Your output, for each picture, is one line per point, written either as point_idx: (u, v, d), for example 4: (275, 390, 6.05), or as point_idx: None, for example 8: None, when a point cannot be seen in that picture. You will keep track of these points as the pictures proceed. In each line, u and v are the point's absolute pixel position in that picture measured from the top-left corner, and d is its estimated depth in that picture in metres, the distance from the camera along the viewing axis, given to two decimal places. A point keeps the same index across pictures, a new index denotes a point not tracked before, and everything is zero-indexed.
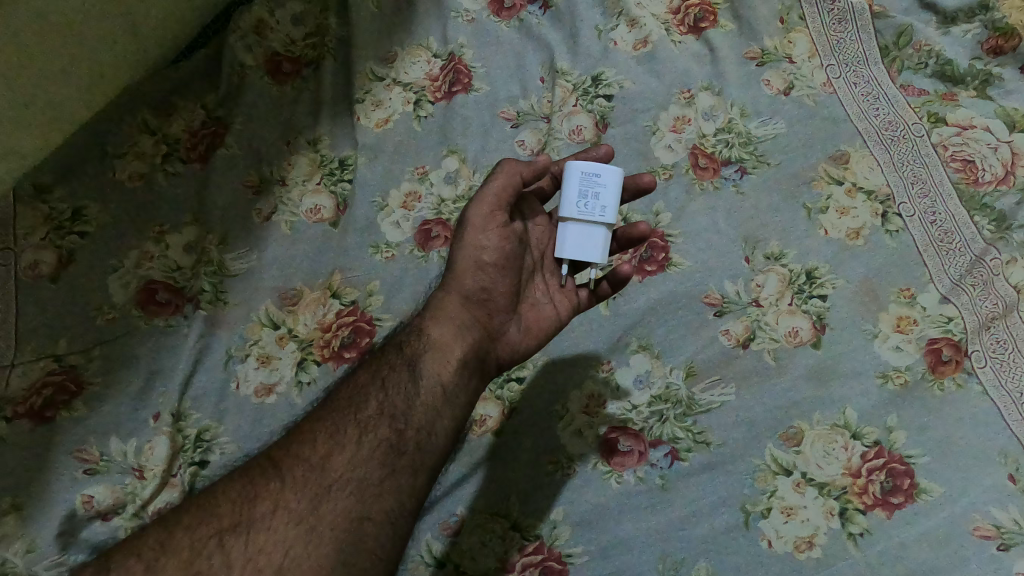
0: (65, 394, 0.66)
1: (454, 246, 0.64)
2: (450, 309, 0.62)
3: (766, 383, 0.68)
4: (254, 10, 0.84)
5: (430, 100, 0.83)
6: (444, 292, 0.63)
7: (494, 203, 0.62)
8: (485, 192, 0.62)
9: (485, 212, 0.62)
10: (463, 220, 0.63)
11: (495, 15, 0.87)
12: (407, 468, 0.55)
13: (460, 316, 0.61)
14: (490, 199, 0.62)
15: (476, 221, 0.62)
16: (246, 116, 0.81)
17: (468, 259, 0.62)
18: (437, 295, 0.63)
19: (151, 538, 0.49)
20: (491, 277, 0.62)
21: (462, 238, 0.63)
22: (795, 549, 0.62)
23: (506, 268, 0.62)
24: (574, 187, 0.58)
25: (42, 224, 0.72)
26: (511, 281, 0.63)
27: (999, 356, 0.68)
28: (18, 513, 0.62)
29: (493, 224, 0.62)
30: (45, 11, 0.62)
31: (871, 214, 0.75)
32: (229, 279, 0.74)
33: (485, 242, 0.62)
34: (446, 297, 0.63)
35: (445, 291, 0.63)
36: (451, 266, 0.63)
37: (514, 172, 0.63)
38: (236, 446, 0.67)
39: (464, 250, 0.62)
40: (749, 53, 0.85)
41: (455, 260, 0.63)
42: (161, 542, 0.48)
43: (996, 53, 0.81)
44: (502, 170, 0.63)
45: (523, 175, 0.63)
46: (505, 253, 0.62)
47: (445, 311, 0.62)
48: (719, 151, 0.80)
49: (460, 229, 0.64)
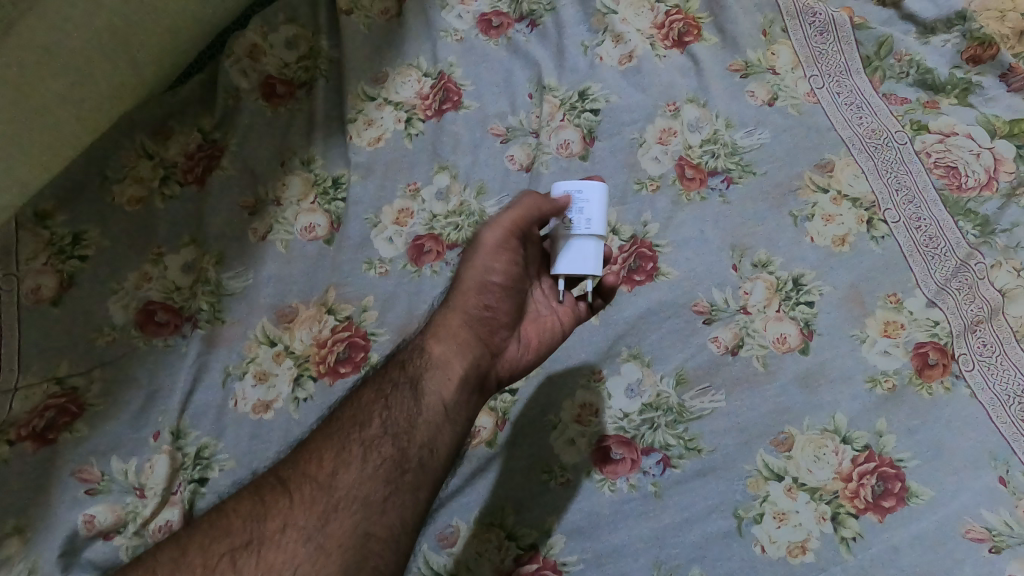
0: (67, 416, 0.68)
1: (462, 265, 0.65)
2: (455, 326, 0.62)
3: (756, 389, 0.69)
4: (248, 35, 0.86)
5: (420, 119, 0.85)
6: (448, 308, 0.64)
7: (507, 228, 0.62)
8: (501, 217, 0.63)
9: (498, 236, 0.63)
10: (475, 239, 0.64)
11: (484, 34, 0.89)
12: (410, 485, 0.56)
13: (463, 334, 0.62)
14: (507, 224, 0.62)
15: (489, 244, 0.63)
16: (241, 138, 0.83)
17: (477, 279, 0.63)
18: (441, 309, 0.64)
19: (164, 557, 0.50)
20: (496, 298, 0.63)
21: (471, 257, 0.64)
22: (789, 554, 0.62)
23: (511, 289, 0.64)
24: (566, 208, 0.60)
25: (44, 249, 0.74)
26: (514, 302, 0.64)
27: (985, 359, 0.69)
28: (22, 534, 0.63)
29: (504, 247, 0.63)
30: (44, 44, 0.65)
31: (856, 220, 0.76)
32: (226, 297, 0.76)
33: (494, 263, 0.63)
34: (450, 313, 0.63)
35: (449, 308, 0.64)
36: (457, 284, 0.64)
37: (533, 206, 0.61)
38: (235, 462, 0.68)
39: (472, 270, 0.63)
40: (732, 65, 0.86)
41: (462, 278, 0.64)
42: (176, 559, 0.50)
43: (975, 62, 0.83)
44: (518, 202, 0.62)
45: (541, 212, 0.61)
46: (512, 276, 0.64)
47: (449, 328, 0.62)
48: (705, 162, 0.81)
49: (471, 249, 0.65)
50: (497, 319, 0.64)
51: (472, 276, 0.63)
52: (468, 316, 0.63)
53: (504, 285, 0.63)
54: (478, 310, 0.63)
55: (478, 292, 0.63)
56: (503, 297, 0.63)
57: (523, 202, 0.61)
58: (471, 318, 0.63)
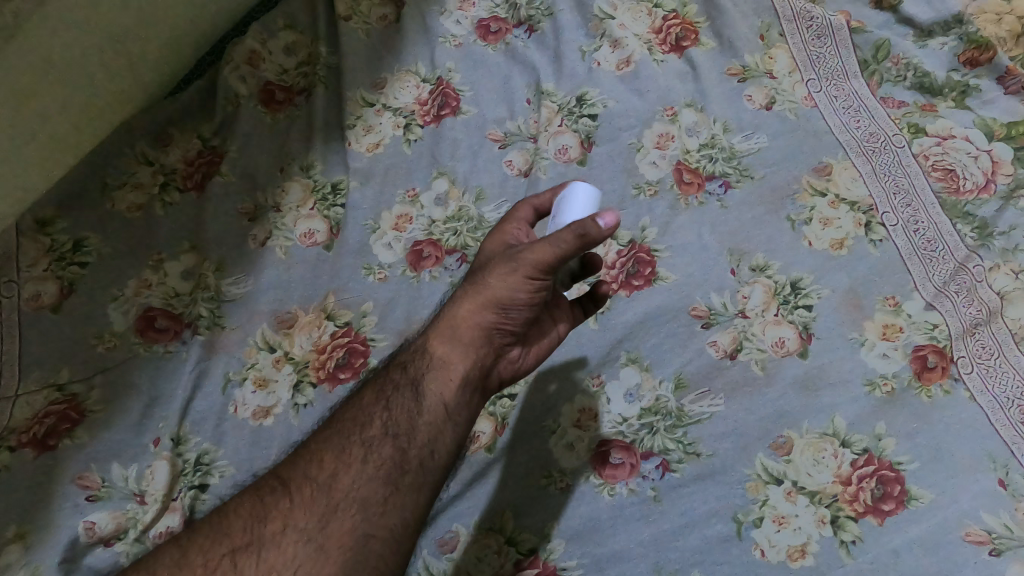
0: (67, 422, 0.68)
1: (491, 269, 0.60)
2: (466, 327, 0.61)
3: (755, 393, 0.69)
4: (247, 42, 0.87)
5: (419, 124, 0.85)
6: (464, 307, 0.61)
7: (546, 264, 0.56)
8: (543, 249, 0.56)
9: (537, 265, 0.57)
10: (516, 254, 0.58)
11: (482, 40, 0.90)
12: (410, 486, 0.56)
13: (472, 337, 0.61)
14: (548, 260, 0.56)
15: (527, 268, 0.57)
16: (241, 144, 0.83)
17: (503, 295, 0.59)
18: (455, 302, 0.62)
19: (165, 558, 0.50)
20: (516, 314, 0.60)
21: (505, 270, 0.59)
22: (788, 558, 0.62)
23: (532, 309, 0.61)
24: (602, 222, 0.52)
25: (44, 256, 0.74)
26: (531, 316, 0.62)
27: (984, 361, 0.69)
28: (22, 541, 0.63)
29: (538, 277, 0.58)
30: (42, 49, 0.65)
31: (854, 223, 0.76)
32: (226, 303, 0.76)
33: (526, 285, 0.58)
34: (465, 314, 0.61)
35: (464, 311, 0.61)
36: (480, 288, 0.60)
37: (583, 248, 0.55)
38: (235, 468, 0.68)
39: (501, 283, 0.59)
40: (730, 70, 0.87)
41: (488, 286, 0.60)
42: (177, 562, 0.50)
43: (972, 65, 0.84)
44: (564, 244, 0.54)
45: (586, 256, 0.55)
46: (537, 300, 0.60)
47: (458, 328, 0.61)
48: (703, 166, 0.81)
49: (505, 257, 0.59)
50: (510, 329, 0.62)
51: (499, 290, 0.59)
52: (484, 324, 0.61)
53: (527, 304, 0.60)
54: (495, 321, 0.61)
55: (501, 306, 0.60)
56: (523, 313, 0.60)
57: (569, 245, 0.54)
58: (485, 325, 0.61)
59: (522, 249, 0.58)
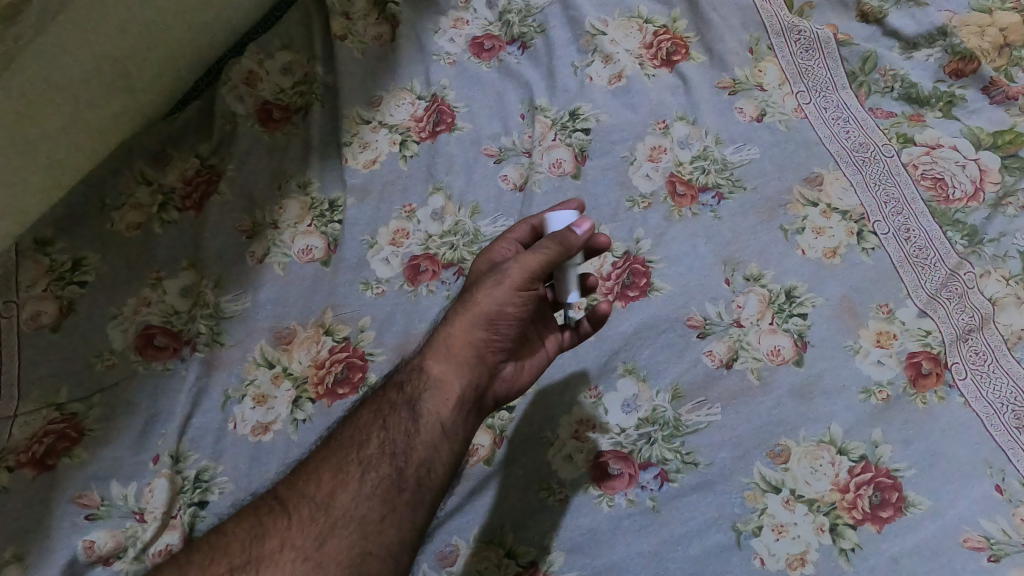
0: (66, 441, 0.68)
1: (477, 286, 0.61)
2: (461, 345, 0.61)
3: (752, 402, 0.70)
4: (244, 63, 0.88)
5: (415, 141, 0.87)
6: (455, 325, 0.61)
7: (532, 272, 0.60)
8: (529, 256, 0.60)
9: (518, 276, 0.60)
10: (498, 267, 0.61)
11: (476, 57, 0.92)
12: (407, 505, 0.56)
13: (464, 355, 0.61)
14: (533, 268, 0.59)
15: (511, 278, 0.60)
16: (238, 162, 0.84)
17: (492, 309, 0.61)
18: (445, 323, 0.62)
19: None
20: (506, 328, 0.62)
21: (489, 285, 0.61)
22: (788, 567, 0.62)
23: (521, 322, 0.62)
24: (578, 231, 0.61)
25: (43, 276, 0.75)
26: (520, 330, 0.63)
27: (977, 366, 0.69)
28: (20, 562, 0.62)
29: (525, 288, 0.60)
30: (41, 76, 0.67)
31: (847, 232, 0.77)
32: (224, 320, 0.76)
33: (512, 299, 0.60)
34: (456, 333, 0.61)
35: (452, 329, 0.61)
36: (469, 304, 0.61)
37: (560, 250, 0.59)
38: (234, 485, 0.68)
39: (486, 298, 0.60)
40: (720, 83, 0.88)
41: (476, 302, 0.61)
42: None
43: (957, 76, 0.85)
44: (544, 251, 0.59)
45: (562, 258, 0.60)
46: (526, 312, 0.62)
47: (451, 347, 0.61)
48: (696, 178, 0.82)
49: (491, 272, 0.61)
50: (502, 345, 0.62)
51: (487, 305, 0.60)
52: (476, 340, 0.61)
53: (514, 318, 0.61)
54: (484, 338, 0.61)
55: (490, 320, 0.61)
56: (512, 327, 0.62)
57: (548, 250, 0.59)
58: (478, 342, 0.61)
59: (506, 262, 0.61)
